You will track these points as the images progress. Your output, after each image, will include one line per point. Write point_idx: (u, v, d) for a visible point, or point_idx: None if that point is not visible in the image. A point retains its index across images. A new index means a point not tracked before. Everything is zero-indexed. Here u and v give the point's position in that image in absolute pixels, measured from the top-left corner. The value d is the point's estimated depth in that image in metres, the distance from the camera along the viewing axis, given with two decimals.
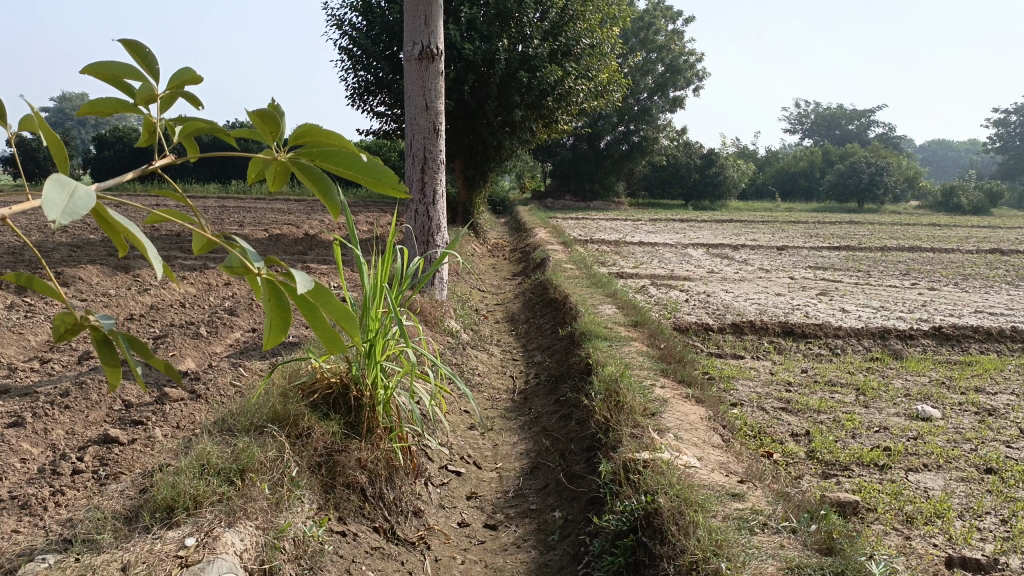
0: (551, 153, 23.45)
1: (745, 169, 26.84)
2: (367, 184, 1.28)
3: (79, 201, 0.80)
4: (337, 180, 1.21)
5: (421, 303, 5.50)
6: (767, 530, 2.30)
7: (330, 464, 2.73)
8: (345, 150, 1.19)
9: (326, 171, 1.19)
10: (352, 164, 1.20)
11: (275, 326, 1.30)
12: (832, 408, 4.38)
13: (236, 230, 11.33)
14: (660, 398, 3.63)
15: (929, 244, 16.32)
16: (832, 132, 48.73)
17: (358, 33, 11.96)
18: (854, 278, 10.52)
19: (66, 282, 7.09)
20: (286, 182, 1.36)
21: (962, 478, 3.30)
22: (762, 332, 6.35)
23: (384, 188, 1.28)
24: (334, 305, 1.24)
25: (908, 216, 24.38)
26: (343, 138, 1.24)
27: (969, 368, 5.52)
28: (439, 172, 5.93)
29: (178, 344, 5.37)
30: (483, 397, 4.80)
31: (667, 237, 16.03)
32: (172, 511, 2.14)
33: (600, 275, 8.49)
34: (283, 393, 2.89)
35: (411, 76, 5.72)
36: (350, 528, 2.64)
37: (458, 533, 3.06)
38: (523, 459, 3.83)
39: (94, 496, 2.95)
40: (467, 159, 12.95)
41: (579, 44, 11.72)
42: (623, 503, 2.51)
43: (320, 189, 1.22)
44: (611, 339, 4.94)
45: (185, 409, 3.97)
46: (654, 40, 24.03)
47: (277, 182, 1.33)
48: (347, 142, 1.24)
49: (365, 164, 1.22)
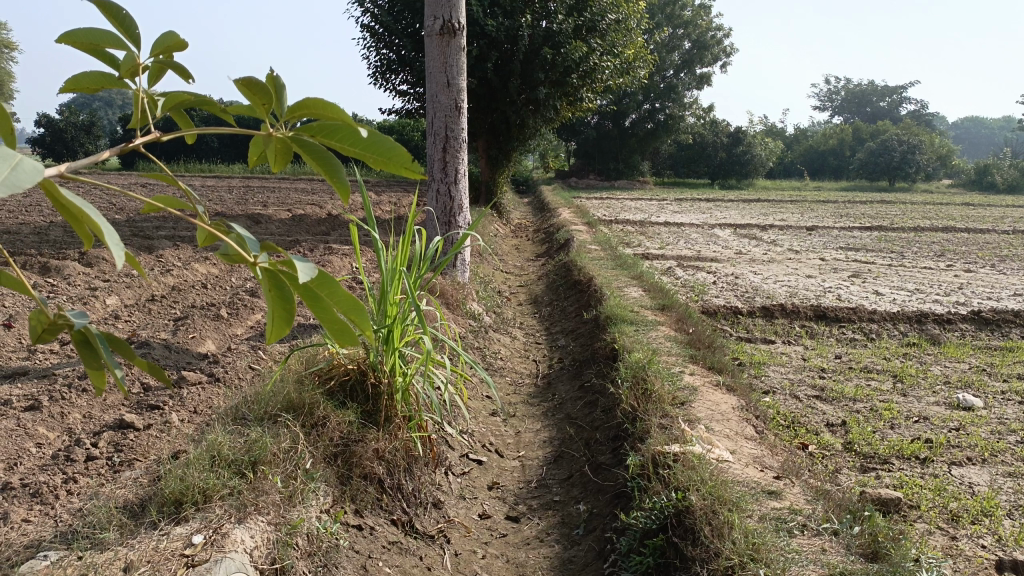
0: (575, 132, 23.18)
1: (773, 148, 26.35)
2: (376, 163, 1.14)
3: (23, 175, 0.72)
4: (342, 160, 1.09)
5: (443, 286, 5.40)
6: (807, 532, 2.16)
7: (347, 454, 2.63)
8: (349, 124, 1.06)
9: (331, 148, 1.07)
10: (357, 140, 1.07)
11: (276, 320, 1.19)
12: (868, 397, 4.21)
13: (259, 210, 11.31)
14: (689, 386, 3.49)
15: (964, 224, 15.86)
16: (862, 110, 47.68)
17: (380, 10, 11.82)
18: (887, 259, 10.23)
19: (89, 262, 7.10)
20: (289, 163, 1.24)
21: (1009, 473, 3.13)
22: (793, 316, 6.17)
23: (394, 166, 1.14)
24: (340, 295, 1.12)
25: (941, 195, 23.81)
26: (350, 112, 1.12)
27: (1010, 354, 5.30)
28: (462, 151, 5.79)
29: (197, 325, 5.33)
30: (505, 382, 4.69)
31: (693, 217, 15.77)
32: (181, 506, 2.05)
33: (626, 256, 8.33)
34: (298, 380, 2.79)
35: (433, 51, 5.57)
36: (366, 521, 2.54)
37: (478, 525, 2.95)
38: (547, 447, 3.72)
39: (107, 484, 2.89)
40: (490, 138, 12.78)
41: (605, 19, 11.48)
42: (652, 500, 2.38)
43: (323, 168, 1.10)
44: (637, 323, 4.80)
45: (202, 393, 3.90)
46: (681, 15, 23.59)
47: (281, 163, 1.22)
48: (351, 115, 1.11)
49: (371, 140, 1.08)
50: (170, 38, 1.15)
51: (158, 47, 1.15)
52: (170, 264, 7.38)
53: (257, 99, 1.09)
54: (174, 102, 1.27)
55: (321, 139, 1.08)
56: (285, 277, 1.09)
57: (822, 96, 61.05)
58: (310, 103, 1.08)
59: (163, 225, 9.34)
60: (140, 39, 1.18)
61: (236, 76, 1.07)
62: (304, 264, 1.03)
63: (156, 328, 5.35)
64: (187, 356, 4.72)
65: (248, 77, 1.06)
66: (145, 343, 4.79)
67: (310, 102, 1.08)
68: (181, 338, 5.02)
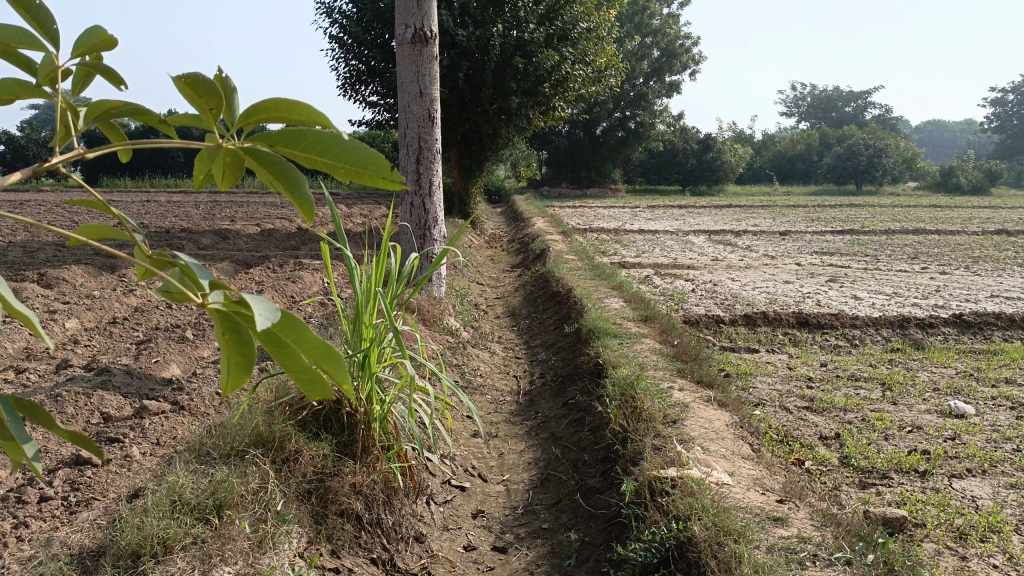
0: (547, 141, 23.10)
1: (742, 154, 26.50)
2: (349, 176, 0.98)
3: None
4: (307, 172, 0.93)
5: (418, 301, 5.24)
6: (819, 563, 2.03)
7: (321, 491, 2.45)
8: (313, 130, 0.90)
9: (291, 159, 0.91)
10: (322, 147, 0.91)
11: (235, 368, 1.02)
12: (859, 406, 4.11)
13: (227, 225, 11.06)
14: (680, 403, 3.35)
15: (934, 226, 15.99)
16: (828, 115, 48.28)
17: (348, 21, 11.65)
18: (862, 263, 10.21)
19: (49, 285, 6.84)
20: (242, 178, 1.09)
21: (1011, 484, 3.03)
22: (775, 323, 6.07)
23: (371, 180, 0.98)
24: (310, 341, 0.95)
25: (908, 197, 24.11)
26: (314, 112, 0.95)
27: (995, 358, 5.25)
28: (435, 162, 5.63)
29: (162, 348, 5.10)
30: (486, 401, 4.52)
31: (666, 224, 15.73)
32: (138, 559, 1.86)
33: (604, 266, 8.21)
34: (267, 411, 2.60)
35: (404, 60, 5.41)
36: (345, 562, 2.36)
37: (464, 558, 2.78)
38: (532, 469, 3.55)
39: (61, 528, 2.68)
40: (462, 149, 12.64)
41: (576, 28, 11.42)
42: (651, 531, 2.24)
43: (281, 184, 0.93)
44: (621, 336, 4.66)
45: (166, 423, 3.69)
46: (649, 23, 23.69)
47: (235, 176, 1.06)
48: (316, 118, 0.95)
49: (340, 148, 0.92)
50: (94, 33, 1.07)
51: (82, 46, 1.06)
52: (134, 284, 7.13)
53: (203, 103, 0.93)
54: (101, 112, 1.13)
55: (281, 148, 0.92)
56: (242, 320, 0.93)
57: (788, 101, 61.78)
58: (267, 106, 0.92)
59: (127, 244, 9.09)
60: (58, 38, 1.07)
61: (173, 76, 0.91)
62: (260, 304, 0.87)
63: (118, 353, 5.12)
64: (150, 382, 4.50)
65: (192, 76, 0.90)
66: (105, 369, 4.56)
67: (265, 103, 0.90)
68: (144, 363, 4.79)
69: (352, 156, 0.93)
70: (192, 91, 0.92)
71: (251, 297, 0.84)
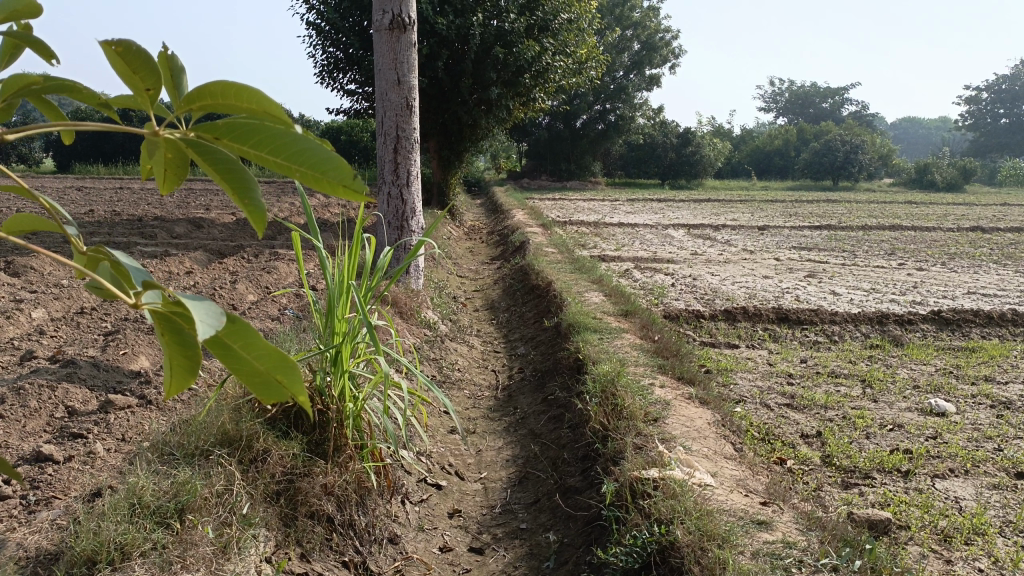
0: (527, 133, 22.97)
1: (722, 148, 26.57)
2: (305, 183, 0.88)
3: None
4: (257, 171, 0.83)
5: (395, 294, 5.14)
6: (804, 569, 1.98)
7: (291, 492, 2.35)
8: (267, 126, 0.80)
9: (241, 155, 0.81)
10: (277, 146, 0.81)
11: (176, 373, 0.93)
12: (840, 403, 4.08)
13: (202, 213, 10.86)
14: (661, 400, 3.29)
15: (909, 223, 16.11)
16: (806, 111, 48.60)
17: (326, 8, 11.46)
18: (840, 258, 10.25)
19: (15, 273, 6.66)
20: (186, 174, 0.99)
21: (993, 485, 3.01)
22: (755, 318, 6.04)
23: (330, 187, 0.88)
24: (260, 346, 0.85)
25: (883, 193, 24.34)
26: (269, 102, 0.85)
27: (973, 355, 5.26)
28: (414, 152, 5.52)
29: (130, 339, 4.95)
30: (463, 396, 4.44)
31: (645, 217, 15.72)
32: (94, 566, 1.76)
33: (584, 259, 8.14)
34: (234, 408, 2.50)
35: (381, 47, 5.28)
36: (314, 567, 2.27)
37: (439, 560, 2.70)
38: (511, 467, 3.48)
39: (20, 528, 2.56)
40: (441, 139, 12.51)
41: (557, 19, 11.32)
42: (632, 534, 2.18)
43: (230, 182, 0.84)
44: (601, 331, 4.59)
45: (132, 418, 3.57)
46: (630, 16, 23.63)
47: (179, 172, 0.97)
48: (271, 109, 0.85)
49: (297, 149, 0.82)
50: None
51: (2, 10, 0.99)
52: None
53: (140, 82, 0.83)
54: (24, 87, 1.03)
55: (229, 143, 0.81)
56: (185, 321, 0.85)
57: (766, 96, 62.16)
58: (213, 90, 0.82)
59: (98, 232, 8.92)
60: None
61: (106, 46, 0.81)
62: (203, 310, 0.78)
63: (85, 344, 4.97)
64: (118, 375, 4.37)
65: (125, 48, 0.81)
66: (71, 361, 4.42)
67: (213, 88, 0.81)
68: (112, 355, 4.65)
69: (312, 157, 0.82)
70: (128, 65, 0.82)
71: (186, 305, 0.75)
